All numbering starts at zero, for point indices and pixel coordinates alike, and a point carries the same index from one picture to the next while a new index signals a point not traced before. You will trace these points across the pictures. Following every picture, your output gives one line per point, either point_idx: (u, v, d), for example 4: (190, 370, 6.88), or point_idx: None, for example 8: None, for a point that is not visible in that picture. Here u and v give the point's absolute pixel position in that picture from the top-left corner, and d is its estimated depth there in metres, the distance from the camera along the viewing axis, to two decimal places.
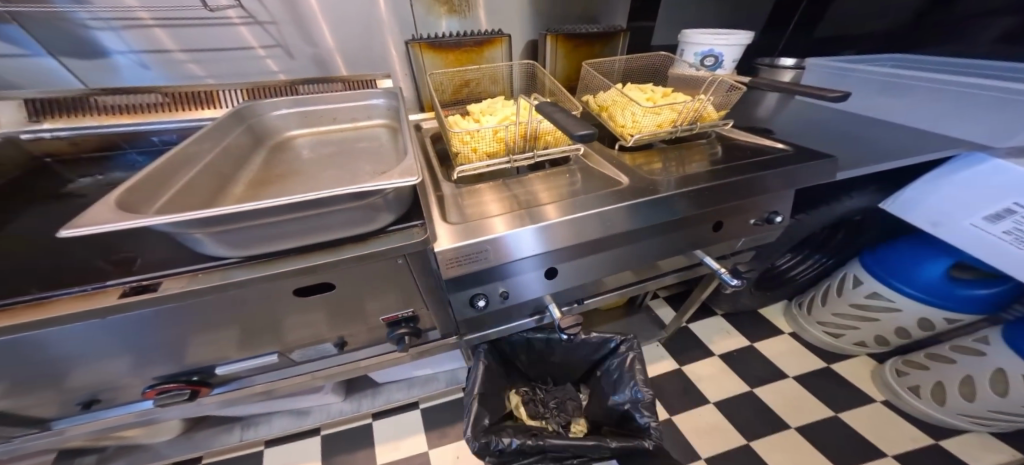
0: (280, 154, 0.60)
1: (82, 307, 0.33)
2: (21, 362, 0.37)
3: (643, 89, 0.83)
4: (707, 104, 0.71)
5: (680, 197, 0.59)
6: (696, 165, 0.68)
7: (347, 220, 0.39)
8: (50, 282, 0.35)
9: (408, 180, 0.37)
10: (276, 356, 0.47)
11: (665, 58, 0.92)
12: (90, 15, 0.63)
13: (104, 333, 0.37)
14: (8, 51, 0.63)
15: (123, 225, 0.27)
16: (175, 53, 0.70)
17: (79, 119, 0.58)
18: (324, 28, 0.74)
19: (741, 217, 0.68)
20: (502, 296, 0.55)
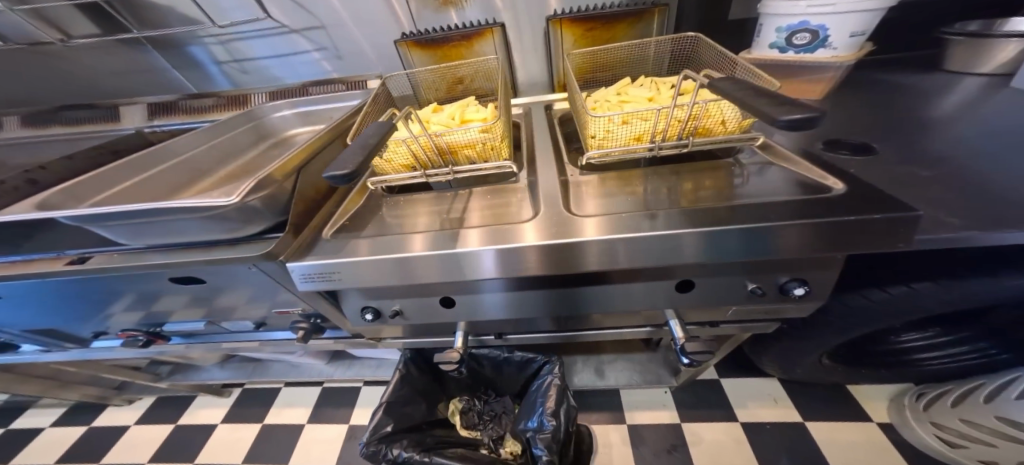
0: (273, 148, 0.73)
1: (40, 269, 0.49)
2: (48, 297, 0.57)
3: (655, 86, 0.65)
4: (708, 110, 0.51)
5: (691, 238, 0.44)
6: (686, 197, 0.51)
7: (204, 227, 0.46)
8: (53, 246, 0.53)
9: (224, 200, 0.41)
10: (204, 325, 0.66)
11: (699, 41, 0.68)
12: (211, 37, 0.85)
13: (99, 283, 0.54)
14: (157, 68, 0.91)
15: (23, 217, 0.39)
16: (255, 60, 0.89)
17: (171, 117, 0.88)
18: (352, 31, 0.83)
19: (737, 278, 0.52)
20: (394, 314, 0.57)
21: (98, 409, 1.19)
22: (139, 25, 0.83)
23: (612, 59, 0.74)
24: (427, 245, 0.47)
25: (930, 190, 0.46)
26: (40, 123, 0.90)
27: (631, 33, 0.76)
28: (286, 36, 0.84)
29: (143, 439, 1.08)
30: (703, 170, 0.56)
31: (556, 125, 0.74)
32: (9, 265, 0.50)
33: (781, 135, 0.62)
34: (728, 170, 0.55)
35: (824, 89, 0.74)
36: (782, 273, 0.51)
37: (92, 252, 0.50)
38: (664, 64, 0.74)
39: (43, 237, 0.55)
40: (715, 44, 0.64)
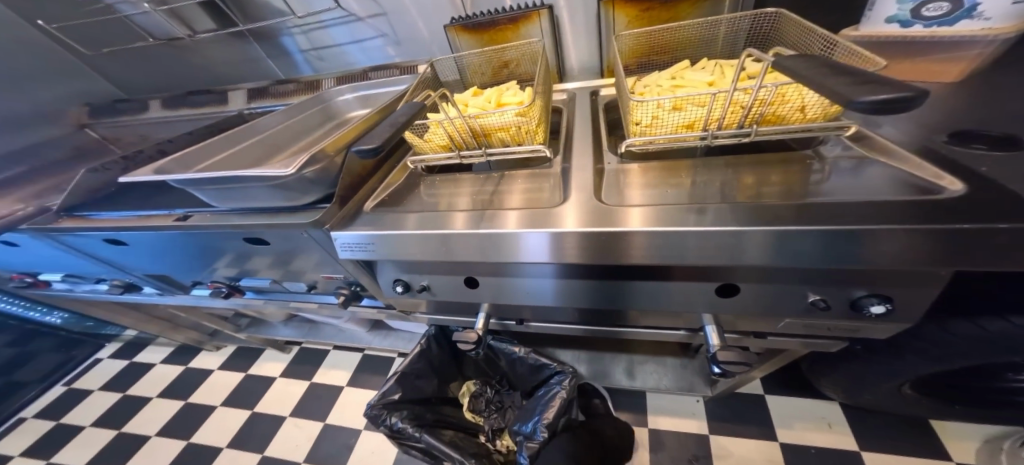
0: (337, 128, 0.81)
1: (157, 224, 0.61)
2: (159, 248, 0.70)
3: (719, 70, 0.57)
4: (780, 91, 0.42)
5: (757, 238, 0.39)
6: (740, 191, 0.45)
7: (270, 194, 0.53)
8: (166, 206, 0.65)
9: (284, 172, 0.47)
10: (269, 282, 0.76)
11: (779, 17, 0.59)
12: (295, 27, 0.95)
13: (187, 238, 0.64)
14: (254, 57, 1.04)
15: (144, 178, 0.49)
16: (334, 47, 0.98)
17: (263, 100, 1.02)
18: (414, 16, 0.87)
19: (790, 286, 0.45)
20: (422, 289, 0.61)
21: (192, 353, 1.45)
22: (243, 18, 0.95)
23: (671, 40, 0.67)
24: (460, 224, 0.49)
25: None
26: (170, 105, 1.10)
27: (698, 11, 0.69)
28: (351, 23, 0.91)
29: (221, 382, 1.31)
30: (767, 164, 0.49)
31: (598, 112, 0.70)
32: (137, 219, 0.64)
33: (891, 126, 0.49)
34: (800, 164, 0.47)
35: (966, 69, 0.54)
36: (856, 286, 0.43)
37: (194, 211, 0.61)
38: (737, 42, 0.66)
39: (163, 197, 0.68)
40: (798, 19, 0.54)
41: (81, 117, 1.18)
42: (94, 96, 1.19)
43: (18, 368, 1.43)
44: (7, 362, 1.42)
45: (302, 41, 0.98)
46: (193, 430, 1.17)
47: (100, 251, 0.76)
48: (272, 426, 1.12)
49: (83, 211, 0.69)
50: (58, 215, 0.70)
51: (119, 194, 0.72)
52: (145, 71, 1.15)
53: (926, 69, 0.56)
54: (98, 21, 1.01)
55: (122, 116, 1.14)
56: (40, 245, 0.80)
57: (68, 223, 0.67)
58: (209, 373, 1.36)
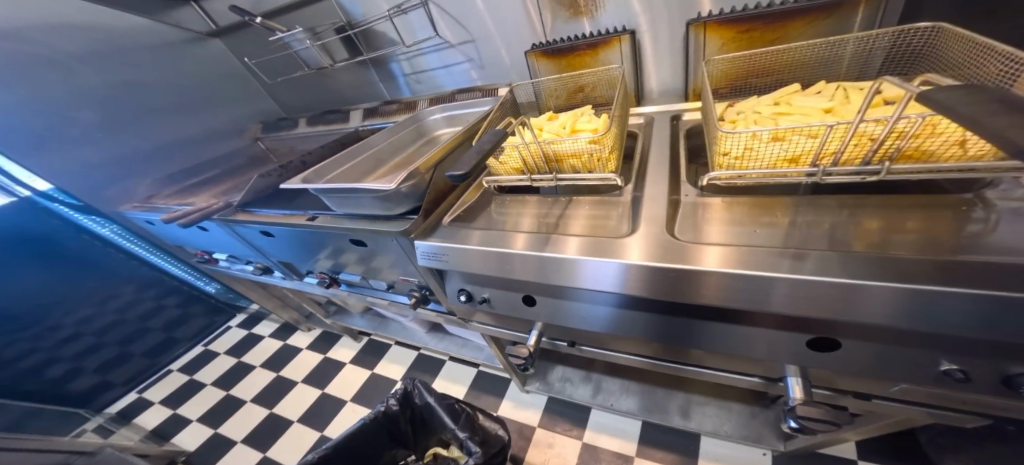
0: (426, 146, 0.91)
1: (291, 221, 0.77)
2: (287, 241, 0.86)
3: (840, 96, 0.51)
4: (919, 125, 0.36)
5: (874, 292, 0.34)
6: (840, 237, 0.41)
7: (376, 205, 0.63)
8: (297, 208, 0.80)
9: (386, 186, 0.56)
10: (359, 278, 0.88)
11: (933, 31, 0.51)
12: (401, 55, 1.09)
13: (308, 236, 0.79)
14: (366, 81, 1.22)
15: (299, 186, 0.62)
16: (426, 71, 1.10)
17: (374, 118, 1.21)
18: (499, 43, 0.93)
19: (912, 348, 0.38)
20: (482, 301, 0.65)
21: (290, 332, 1.72)
22: (366, 48, 1.12)
23: (778, 62, 0.62)
24: (519, 244, 0.52)
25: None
26: (313, 123, 1.36)
27: (817, 29, 0.62)
28: (445, 49, 1.02)
29: (304, 362, 1.52)
30: (897, 208, 0.42)
31: (682, 139, 0.67)
32: (279, 217, 0.81)
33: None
34: (943, 211, 0.40)
35: None
36: (1012, 361, 0.35)
37: (319, 213, 0.75)
38: (872, 61, 0.58)
39: (301, 200, 0.84)
40: (959, 32, 0.46)
41: (257, 132, 1.52)
42: (264, 115, 1.52)
43: (181, 325, 1.77)
44: (173, 320, 1.74)
45: (406, 66, 1.11)
46: (282, 397, 1.39)
47: (257, 240, 0.95)
48: (339, 406, 1.28)
49: (254, 207, 0.88)
50: (236, 210, 0.89)
51: (268, 196, 0.91)
52: (292, 95, 1.43)
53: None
54: (273, 57, 1.30)
55: (282, 131, 1.44)
56: (219, 231, 1.04)
57: (243, 216, 0.87)
58: (298, 351, 1.59)
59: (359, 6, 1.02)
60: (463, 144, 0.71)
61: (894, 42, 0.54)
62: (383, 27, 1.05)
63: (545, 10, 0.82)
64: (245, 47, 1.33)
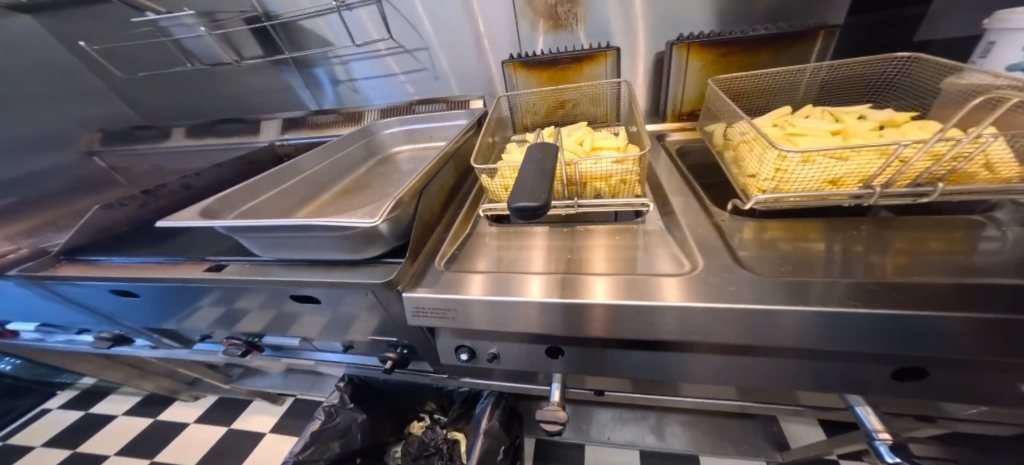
0: (383, 166, 0.73)
1: (174, 275, 0.51)
2: (163, 303, 0.58)
3: (832, 118, 0.52)
4: (970, 149, 0.36)
5: (958, 331, 0.32)
6: (883, 264, 0.38)
7: (334, 245, 0.45)
8: (187, 254, 0.56)
9: (365, 221, 0.39)
10: (296, 341, 0.64)
11: (906, 61, 0.57)
12: (330, 55, 0.90)
13: (201, 294, 0.54)
14: (283, 86, 0.97)
15: (202, 224, 0.40)
16: (342, 82, 0.94)
17: (298, 130, 0.96)
18: (442, 56, 0.86)
19: (986, 386, 0.36)
20: (490, 358, 0.51)
21: (164, 404, 1.24)
22: (287, 46, 0.89)
23: (758, 85, 0.64)
24: (555, 290, 0.40)
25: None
26: (203, 134, 1.05)
27: (776, 58, 0.67)
28: (392, 56, 0.88)
29: (197, 438, 1.11)
30: (929, 226, 0.43)
31: (682, 160, 0.65)
32: (155, 267, 0.54)
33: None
34: (965, 233, 0.41)
35: None
36: None
37: (226, 261, 0.52)
38: (837, 87, 0.63)
39: (177, 241, 0.61)
40: (938, 61, 0.52)
41: (94, 143, 1.11)
42: (107, 121, 1.12)
43: None
44: None
45: (338, 72, 0.92)
46: None
47: (92, 301, 0.62)
48: None
49: (89, 255, 0.59)
50: (55, 260, 0.59)
51: (131, 236, 0.62)
52: (162, 95, 1.07)
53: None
54: (136, 45, 0.96)
55: (144, 144, 1.08)
56: (21, 292, 0.67)
57: (68, 270, 0.56)
58: (181, 428, 1.16)
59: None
60: (449, 166, 0.58)
61: (867, 70, 0.60)
62: (309, 24, 0.85)
63: (520, 21, 0.79)
64: (83, 28, 0.96)
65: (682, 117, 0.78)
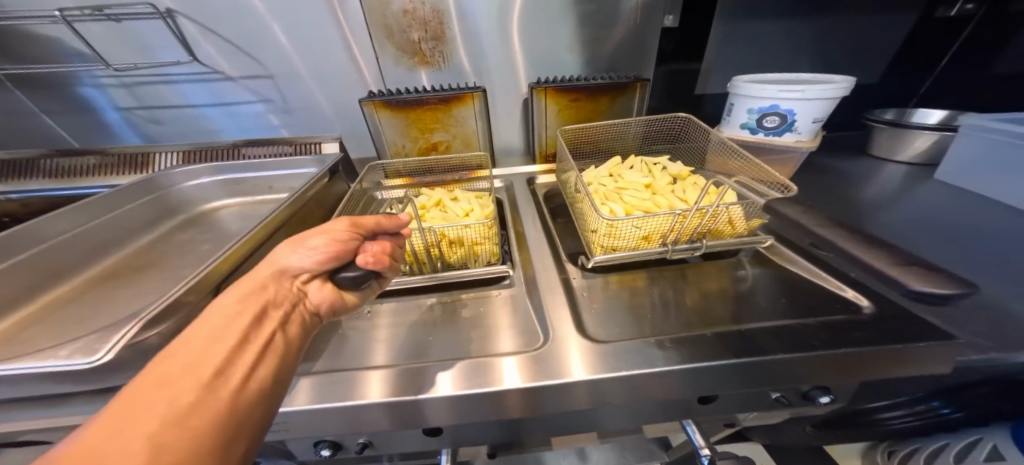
0: (183, 231, 0.59)
1: None
2: None
3: (647, 170, 0.62)
4: (723, 212, 0.45)
5: (715, 372, 0.39)
6: (662, 316, 0.46)
7: (40, 382, 0.30)
8: None
9: (76, 363, 0.27)
10: None
11: (687, 121, 0.70)
12: (107, 75, 0.72)
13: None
14: (29, 110, 0.74)
15: None
16: (136, 110, 0.77)
17: (24, 181, 0.63)
18: (306, 82, 0.77)
19: (750, 396, 0.45)
20: (360, 447, 0.41)
21: None
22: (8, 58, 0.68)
23: (592, 137, 0.72)
24: (375, 388, 0.37)
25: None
26: None
27: (613, 106, 0.75)
28: (228, 80, 0.75)
29: None
30: (710, 271, 0.53)
31: (541, 200, 0.70)
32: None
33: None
34: (730, 273, 0.52)
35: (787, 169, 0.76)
36: None
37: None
38: (646, 141, 0.74)
39: None
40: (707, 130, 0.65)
41: None
42: None
43: None
44: None
45: (123, 96, 0.74)
46: None
47: None
48: None
49: None
50: None
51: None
52: None
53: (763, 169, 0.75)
54: None
55: None
56: None
57: None
58: None
59: None
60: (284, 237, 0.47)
61: (661, 126, 0.72)
62: (52, 31, 0.66)
63: (382, 55, 0.75)
64: None
65: (549, 158, 0.82)
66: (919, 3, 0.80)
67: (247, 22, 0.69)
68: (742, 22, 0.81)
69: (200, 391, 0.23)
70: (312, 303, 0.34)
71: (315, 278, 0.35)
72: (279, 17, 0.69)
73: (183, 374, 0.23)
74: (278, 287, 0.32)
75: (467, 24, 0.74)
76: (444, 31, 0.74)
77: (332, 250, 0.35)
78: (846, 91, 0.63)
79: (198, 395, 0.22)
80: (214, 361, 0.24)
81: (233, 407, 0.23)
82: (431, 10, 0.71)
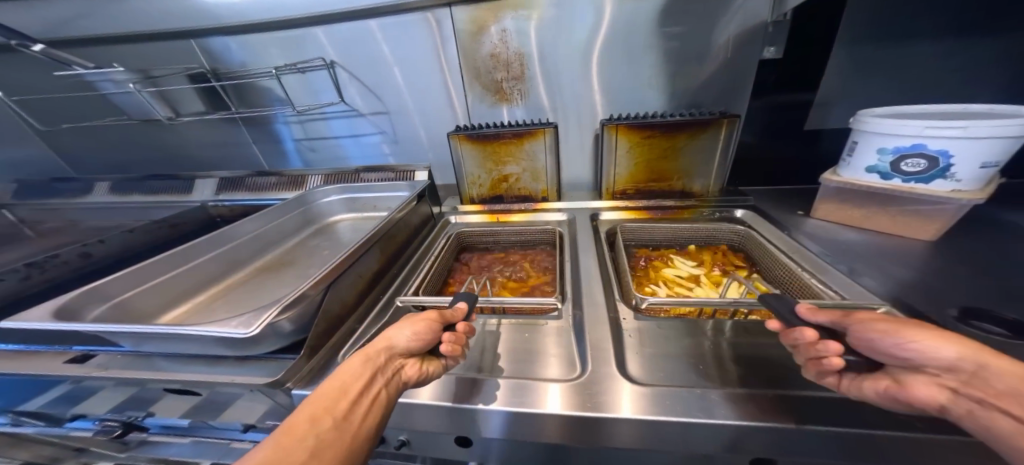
0: (315, 237, 0.77)
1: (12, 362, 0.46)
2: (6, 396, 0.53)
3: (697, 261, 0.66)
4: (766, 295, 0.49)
5: (757, 439, 0.35)
6: (721, 370, 0.41)
7: (211, 344, 0.40)
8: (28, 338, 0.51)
9: (238, 331, 0.37)
10: (186, 421, 0.52)
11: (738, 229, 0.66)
12: (288, 115, 0.99)
13: (48, 385, 0.47)
14: (242, 141, 1.05)
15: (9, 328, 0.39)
16: (303, 141, 1.03)
17: (234, 192, 0.91)
18: (413, 118, 0.93)
19: None
20: (399, 444, 0.47)
21: None
22: (238, 104, 0.98)
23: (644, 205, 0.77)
24: (427, 390, 0.43)
25: (895, 340, 0.31)
26: (124, 190, 0.98)
27: (694, 141, 0.71)
28: (361, 117, 0.96)
29: None
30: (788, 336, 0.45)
31: (602, 236, 0.70)
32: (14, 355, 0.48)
33: (868, 275, 0.50)
34: None
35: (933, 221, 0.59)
36: None
37: (97, 349, 0.47)
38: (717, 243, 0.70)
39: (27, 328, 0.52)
40: (758, 237, 0.62)
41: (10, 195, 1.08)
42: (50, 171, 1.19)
43: None
44: None
45: (298, 131, 1.01)
46: None
47: None
48: None
49: None
50: None
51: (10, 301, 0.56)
52: (116, 150, 1.12)
53: (895, 224, 0.59)
54: (89, 97, 1.01)
55: (58, 197, 1.03)
56: None
57: None
58: None
59: (238, 56, 0.91)
60: (375, 251, 0.57)
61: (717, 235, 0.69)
62: (269, 84, 0.94)
63: (470, 93, 0.86)
64: (44, 90, 1.02)
65: (617, 194, 0.81)
66: None
67: (380, 70, 0.87)
68: (870, 43, 0.67)
69: (331, 431, 0.31)
70: (407, 375, 0.38)
71: (410, 356, 0.39)
72: (399, 67, 0.86)
73: (323, 415, 0.31)
74: (387, 357, 0.37)
75: (547, 64, 0.80)
76: (525, 72, 0.82)
77: (423, 332, 0.39)
78: None
79: (333, 432, 0.31)
80: (341, 409, 0.32)
81: (349, 448, 0.31)
82: (515, 53, 0.80)
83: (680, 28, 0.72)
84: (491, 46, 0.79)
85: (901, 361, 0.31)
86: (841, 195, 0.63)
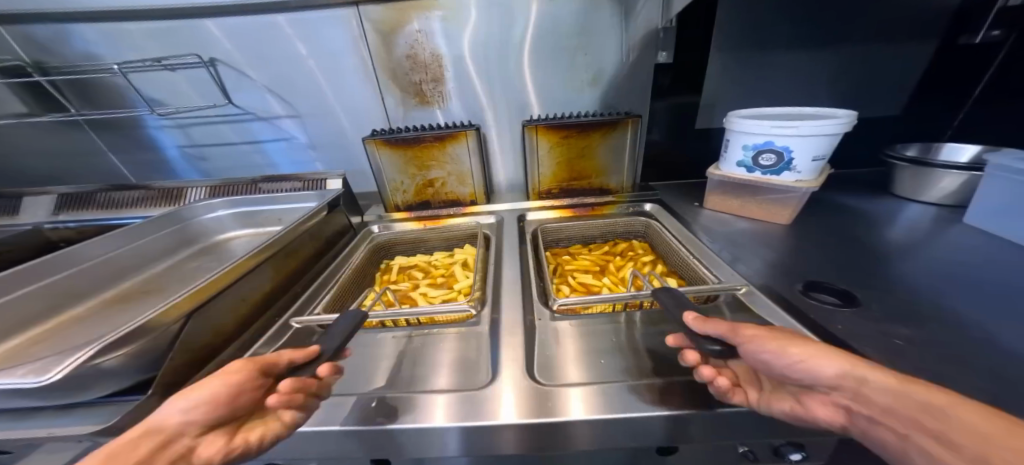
0: (196, 257, 0.66)
1: None
2: None
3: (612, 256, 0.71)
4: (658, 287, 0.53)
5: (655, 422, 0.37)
6: (628, 362, 0.43)
7: (13, 396, 0.32)
8: None
9: (28, 381, 0.30)
10: None
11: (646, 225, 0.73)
12: (160, 118, 0.84)
13: None
14: (96, 148, 0.87)
15: None
16: (186, 148, 0.88)
17: (80, 212, 0.74)
18: (320, 122, 0.85)
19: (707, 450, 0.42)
20: None
21: None
22: (83, 105, 0.81)
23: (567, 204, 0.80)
24: (331, 418, 0.39)
25: (785, 359, 0.32)
26: None
27: (606, 140, 0.76)
28: (257, 121, 0.85)
29: None
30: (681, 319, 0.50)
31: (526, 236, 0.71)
32: None
33: (736, 258, 0.58)
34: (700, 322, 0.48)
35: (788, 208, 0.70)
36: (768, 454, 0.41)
37: None
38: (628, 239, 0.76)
39: None
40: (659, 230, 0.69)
41: None
42: None
43: None
44: None
45: (178, 136, 0.86)
46: None
47: None
48: None
49: None
50: None
51: None
52: None
53: (760, 211, 0.69)
54: None
55: None
56: None
57: None
58: None
59: (74, 45, 0.74)
60: (266, 269, 0.50)
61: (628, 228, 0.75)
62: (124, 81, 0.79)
63: (385, 94, 0.82)
64: None
65: (543, 194, 0.83)
66: (939, 28, 0.73)
67: (277, 69, 0.79)
68: (733, 55, 0.78)
69: None
70: (205, 454, 0.29)
71: (214, 428, 0.30)
72: (301, 65, 0.78)
73: None
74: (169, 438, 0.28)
75: (465, 67, 0.79)
76: (443, 73, 0.80)
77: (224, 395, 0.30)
78: (849, 127, 0.55)
79: None
80: None
81: None
82: (432, 55, 0.78)
83: (578, 34, 0.77)
84: (406, 46, 0.77)
85: (796, 380, 0.33)
86: (718, 188, 0.72)
